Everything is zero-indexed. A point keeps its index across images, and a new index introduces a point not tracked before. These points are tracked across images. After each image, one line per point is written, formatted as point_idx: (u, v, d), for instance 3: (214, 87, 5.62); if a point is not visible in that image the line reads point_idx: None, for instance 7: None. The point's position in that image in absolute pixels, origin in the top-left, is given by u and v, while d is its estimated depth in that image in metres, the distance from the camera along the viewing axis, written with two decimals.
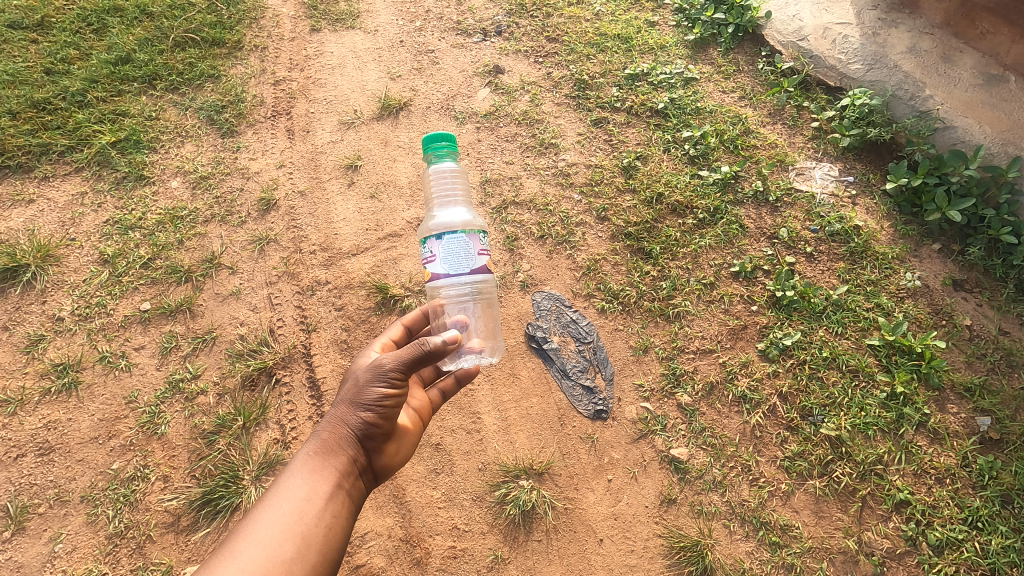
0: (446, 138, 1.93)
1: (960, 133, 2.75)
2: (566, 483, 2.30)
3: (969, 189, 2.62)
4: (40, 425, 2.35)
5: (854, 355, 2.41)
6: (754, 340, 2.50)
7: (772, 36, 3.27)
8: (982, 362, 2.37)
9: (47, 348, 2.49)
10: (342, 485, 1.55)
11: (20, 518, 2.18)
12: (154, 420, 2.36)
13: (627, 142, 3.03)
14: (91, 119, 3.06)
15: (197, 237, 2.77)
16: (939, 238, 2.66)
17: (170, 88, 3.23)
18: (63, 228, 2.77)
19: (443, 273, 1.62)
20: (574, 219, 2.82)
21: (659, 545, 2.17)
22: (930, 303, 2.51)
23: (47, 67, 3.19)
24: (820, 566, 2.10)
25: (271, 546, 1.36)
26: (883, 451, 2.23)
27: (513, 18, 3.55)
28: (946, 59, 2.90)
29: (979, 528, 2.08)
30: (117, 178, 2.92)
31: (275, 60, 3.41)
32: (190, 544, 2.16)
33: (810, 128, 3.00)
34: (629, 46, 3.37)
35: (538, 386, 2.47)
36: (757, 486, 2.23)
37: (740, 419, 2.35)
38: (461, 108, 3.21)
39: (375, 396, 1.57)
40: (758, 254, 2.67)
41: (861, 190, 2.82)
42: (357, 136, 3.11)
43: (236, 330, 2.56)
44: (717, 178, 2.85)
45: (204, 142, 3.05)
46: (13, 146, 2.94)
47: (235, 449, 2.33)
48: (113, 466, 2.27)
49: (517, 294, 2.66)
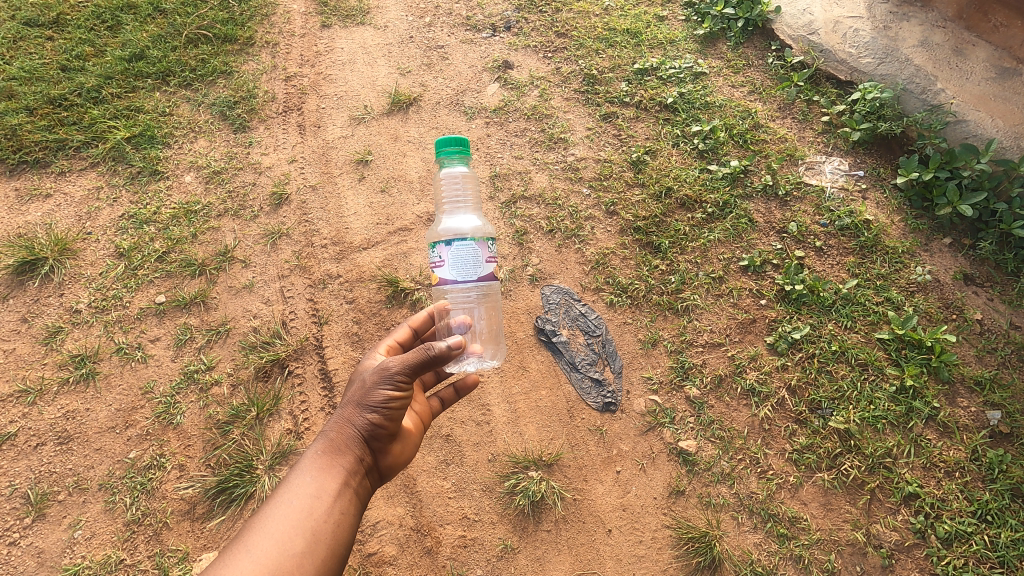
0: (460, 142, 1.91)
1: (972, 127, 2.73)
2: (575, 475, 2.32)
3: (981, 183, 2.61)
4: (58, 415, 2.39)
5: (864, 348, 2.41)
6: (762, 333, 2.51)
7: (783, 30, 3.26)
8: (992, 356, 2.37)
9: (66, 339, 2.54)
10: (350, 483, 1.58)
11: (41, 504, 2.23)
12: (170, 411, 2.40)
13: (636, 137, 3.04)
14: (106, 115, 3.10)
15: (211, 231, 2.81)
16: (950, 233, 2.65)
17: (184, 84, 3.27)
18: (80, 222, 2.82)
19: (451, 279, 1.66)
20: (584, 214, 2.83)
21: (667, 536, 2.19)
22: (940, 297, 2.51)
23: (62, 63, 3.24)
24: (828, 558, 2.11)
25: (282, 542, 1.41)
26: (892, 444, 2.24)
27: (522, 13, 3.55)
28: (958, 53, 2.89)
29: (989, 521, 2.09)
30: (132, 173, 2.96)
31: (286, 56, 3.44)
32: (205, 531, 2.21)
33: (820, 122, 3.00)
34: (638, 41, 3.37)
35: (547, 378, 2.49)
36: (765, 479, 2.24)
37: (748, 411, 2.37)
38: (471, 103, 3.22)
39: (381, 398, 1.59)
40: (767, 248, 2.67)
41: (872, 185, 2.81)
42: (368, 131, 3.14)
43: (250, 322, 2.61)
44: (726, 173, 2.86)
45: (216, 138, 3.09)
46: (30, 142, 3.00)
47: (249, 439, 2.36)
48: (130, 455, 2.32)
49: (526, 288, 2.68)
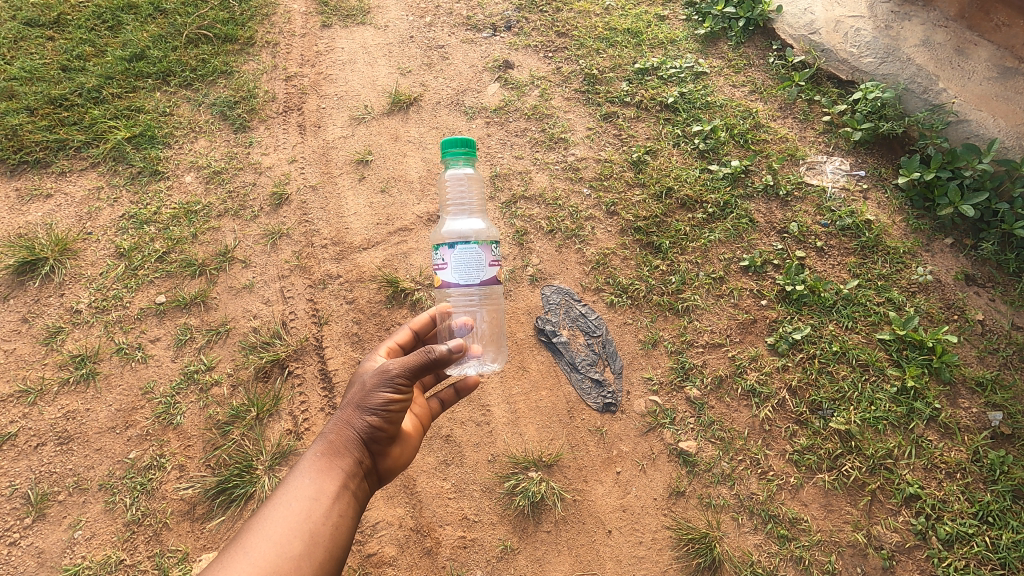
0: (466, 144, 1.90)
1: (974, 126, 2.72)
2: (575, 476, 2.31)
3: (982, 183, 2.60)
4: (59, 415, 2.40)
5: (865, 349, 2.40)
6: (763, 334, 2.50)
7: (784, 29, 3.25)
8: (994, 357, 2.36)
9: (66, 339, 2.54)
10: (348, 485, 1.58)
11: (41, 504, 2.23)
12: (170, 411, 2.40)
13: (637, 137, 3.04)
14: (107, 115, 3.10)
15: (211, 231, 2.81)
16: (952, 233, 2.64)
17: (184, 84, 3.26)
18: (80, 222, 2.82)
19: (454, 282, 1.66)
20: (584, 214, 2.83)
21: (667, 537, 2.19)
22: (942, 298, 2.50)
23: (63, 64, 3.24)
24: (829, 560, 2.10)
25: (280, 544, 1.41)
26: (893, 445, 2.23)
27: (522, 13, 3.55)
28: (960, 52, 2.88)
29: (990, 523, 2.08)
30: (132, 173, 2.96)
31: (286, 56, 3.44)
32: (205, 532, 2.21)
33: (821, 122, 2.99)
34: (639, 41, 3.36)
35: (547, 379, 2.49)
36: (765, 480, 2.24)
37: (749, 412, 2.36)
38: (471, 103, 3.22)
39: (381, 400, 1.59)
40: (768, 248, 2.67)
41: (873, 185, 2.80)
42: (368, 131, 3.14)
43: (250, 322, 2.61)
44: (727, 173, 2.85)
45: (217, 138, 3.09)
46: (31, 142, 3.00)
47: (249, 440, 2.36)
48: (130, 455, 2.32)
49: (526, 288, 2.68)
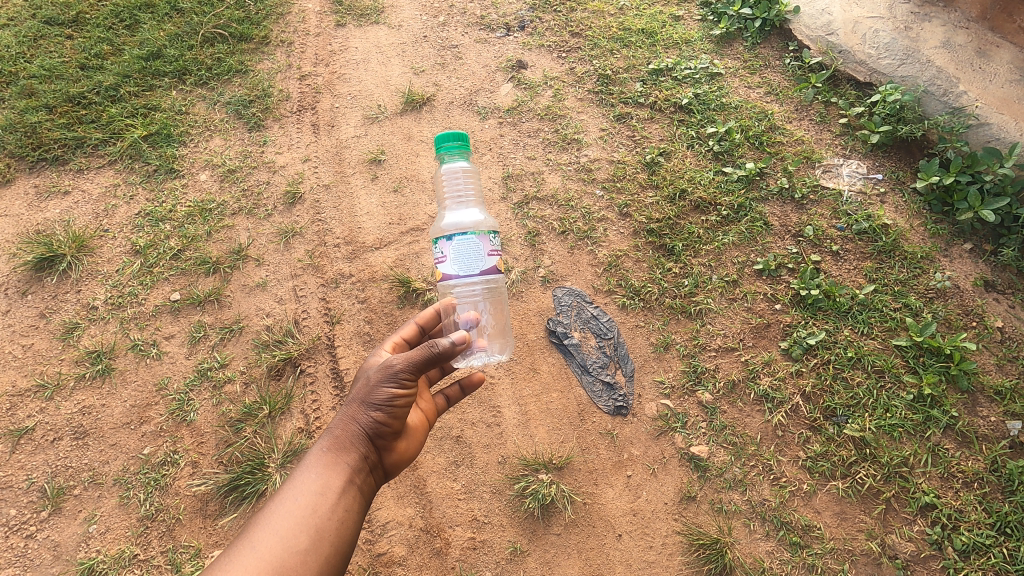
0: (459, 137, 1.91)
1: (996, 130, 2.67)
2: (585, 479, 2.30)
3: (1003, 188, 2.56)
4: (75, 410, 2.43)
5: (880, 355, 2.37)
6: (777, 339, 2.47)
7: (800, 30, 3.22)
8: (1013, 365, 2.33)
9: (82, 336, 2.57)
10: (354, 480, 1.59)
11: (57, 499, 2.26)
12: (183, 407, 2.42)
13: (650, 138, 3.02)
14: (124, 113, 3.13)
15: (225, 230, 2.83)
16: (971, 238, 2.60)
17: (200, 83, 3.29)
18: (97, 219, 2.85)
19: (454, 273, 1.66)
20: (595, 215, 2.81)
21: (678, 542, 2.17)
22: (960, 304, 2.46)
23: (82, 62, 3.27)
24: (842, 568, 2.08)
25: (286, 538, 1.41)
26: (909, 453, 2.20)
27: (536, 13, 3.54)
28: (981, 55, 2.86)
29: (1008, 533, 2.05)
30: (148, 171, 2.99)
31: (301, 55, 3.45)
32: (218, 528, 2.22)
33: (839, 124, 2.95)
34: (653, 41, 3.34)
35: (558, 381, 2.48)
36: (778, 486, 2.22)
37: (762, 418, 2.34)
38: (484, 103, 3.22)
39: (385, 396, 1.59)
40: (783, 252, 2.64)
41: (890, 189, 2.76)
42: (381, 131, 3.14)
43: (262, 321, 2.62)
44: (742, 175, 2.82)
45: (232, 136, 3.11)
46: (50, 140, 3.04)
47: (261, 437, 2.37)
48: (145, 451, 2.35)
49: (538, 289, 2.67)
